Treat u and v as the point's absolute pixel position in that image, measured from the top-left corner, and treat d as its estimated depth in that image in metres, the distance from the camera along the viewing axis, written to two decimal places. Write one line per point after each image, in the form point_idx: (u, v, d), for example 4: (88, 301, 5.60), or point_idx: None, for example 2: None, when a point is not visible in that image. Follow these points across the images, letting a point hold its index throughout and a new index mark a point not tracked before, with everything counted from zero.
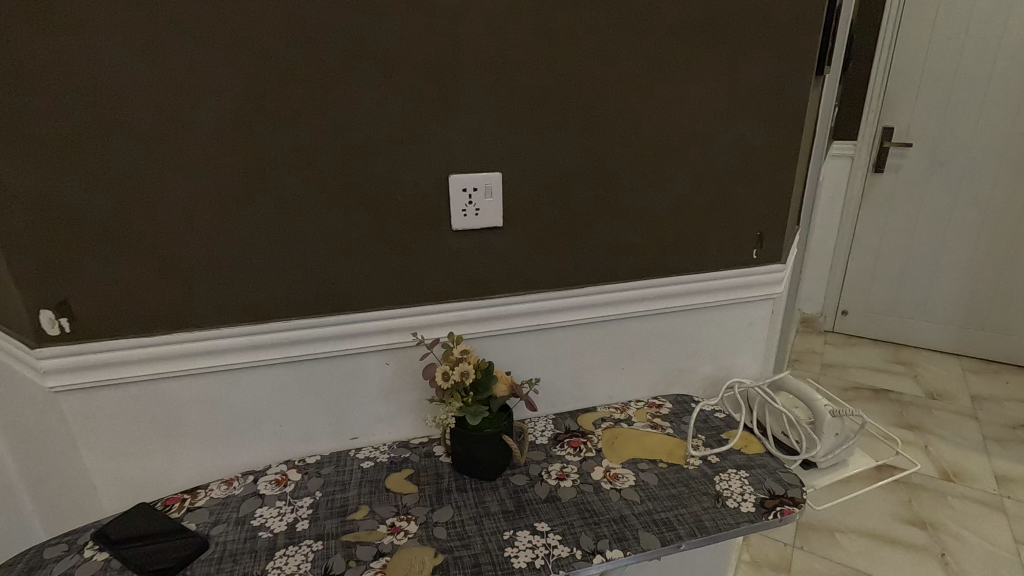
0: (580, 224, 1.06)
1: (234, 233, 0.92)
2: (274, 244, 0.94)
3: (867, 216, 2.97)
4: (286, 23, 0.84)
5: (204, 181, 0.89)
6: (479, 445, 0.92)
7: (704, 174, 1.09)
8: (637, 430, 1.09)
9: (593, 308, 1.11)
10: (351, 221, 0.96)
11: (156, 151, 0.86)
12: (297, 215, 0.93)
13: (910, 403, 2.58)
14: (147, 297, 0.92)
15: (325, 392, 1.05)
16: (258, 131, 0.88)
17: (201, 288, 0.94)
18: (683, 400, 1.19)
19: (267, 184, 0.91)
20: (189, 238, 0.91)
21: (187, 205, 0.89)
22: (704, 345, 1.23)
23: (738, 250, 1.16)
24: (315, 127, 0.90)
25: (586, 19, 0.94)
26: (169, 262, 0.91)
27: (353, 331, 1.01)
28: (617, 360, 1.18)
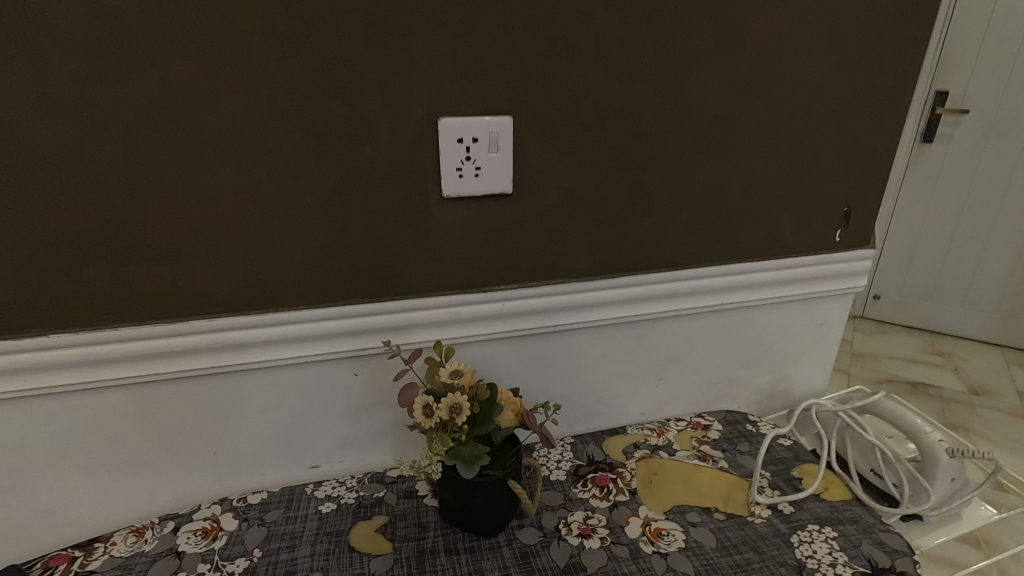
0: (614, 192, 0.78)
1: (137, 198, 0.65)
2: (195, 213, 0.67)
3: (911, 192, 2.67)
4: None
5: (83, 119, 0.61)
6: (478, 493, 0.67)
7: (784, 128, 0.81)
8: (682, 463, 0.85)
9: (627, 304, 0.85)
10: (303, 183, 0.69)
11: (7, 71, 0.58)
12: (225, 174, 0.66)
13: (952, 399, 2.32)
14: (10, 284, 0.65)
15: (275, 412, 0.79)
16: (159, 47, 0.60)
17: (91, 272, 0.67)
18: (735, 421, 0.94)
19: (181, 126, 0.64)
20: (65, 202, 0.63)
21: (59, 155, 0.61)
22: (764, 351, 0.97)
23: (818, 230, 0.89)
24: (248, 40, 0.62)
25: None
26: (37, 236, 0.64)
27: (308, 333, 0.75)
28: (654, 369, 0.92)
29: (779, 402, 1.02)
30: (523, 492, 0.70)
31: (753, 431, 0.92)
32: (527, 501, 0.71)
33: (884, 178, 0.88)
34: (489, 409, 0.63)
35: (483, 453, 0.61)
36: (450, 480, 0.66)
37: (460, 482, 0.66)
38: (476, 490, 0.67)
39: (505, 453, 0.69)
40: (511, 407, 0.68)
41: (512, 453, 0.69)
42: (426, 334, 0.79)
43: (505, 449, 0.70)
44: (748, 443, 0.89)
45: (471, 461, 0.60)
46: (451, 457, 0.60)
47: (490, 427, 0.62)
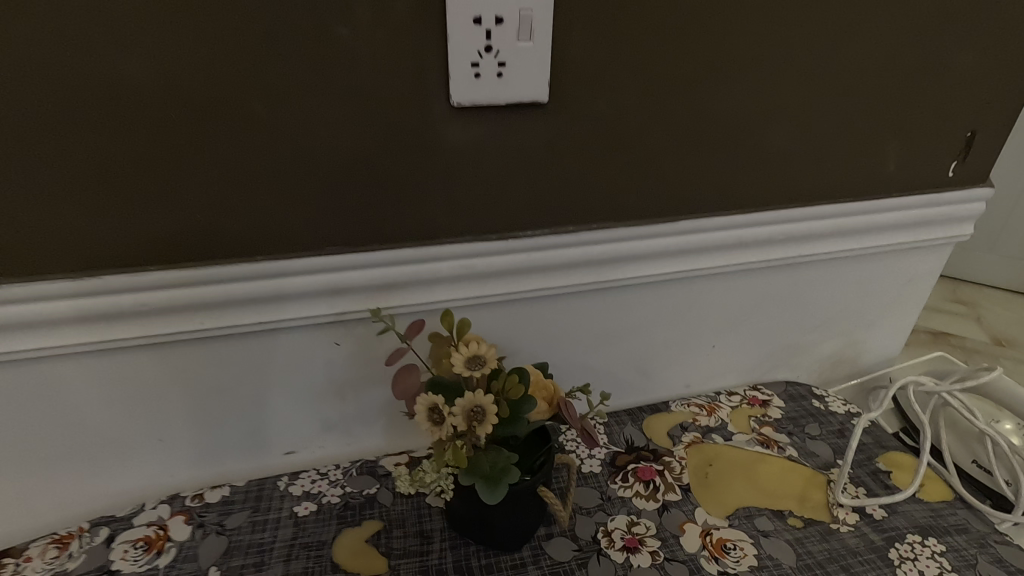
0: (682, 106, 0.58)
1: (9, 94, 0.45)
2: (99, 120, 0.47)
3: None
4: None
5: None
6: (500, 506, 0.51)
7: (912, 17, 0.60)
8: (741, 451, 0.69)
9: (685, 256, 0.66)
10: (254, 79, 0.48)
11: None
12: (136, 60, 0.46)
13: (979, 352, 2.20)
14: None
15: (237, 389, 0.62)
16: None
17: None
18: (799, 397, 0.78)
19: None
20: None
21: None
22: (838, 313, 0.80)
23: (928, 163, 0.69)
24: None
25: None
26: None
27: (272, 292, 0.56)
28: (708, 334, 0.75)
29: (844, 370, 0.86)
30: (555, 500, 0.54)
31: (822, 410, 0.76)
32: (558, 507, 0.56)
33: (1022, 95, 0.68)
34: (517, 403, 0.45)
35: (510, 468, 0.44)
36: (463, 491, 0.50)
37: (475, 494, 0.49)
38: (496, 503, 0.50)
39: (533, 453, 0.52)
40: (545, 395, 0.50)
41: (543, 452, 0.52)
42: (428, 293, 0.60)
43: (532, 446, 0.53)
44: (818, 426, 0.73)
45: (495, 481, 0.44)
46: (469, 476, 0.44)
47: (519, 429, 0.45)
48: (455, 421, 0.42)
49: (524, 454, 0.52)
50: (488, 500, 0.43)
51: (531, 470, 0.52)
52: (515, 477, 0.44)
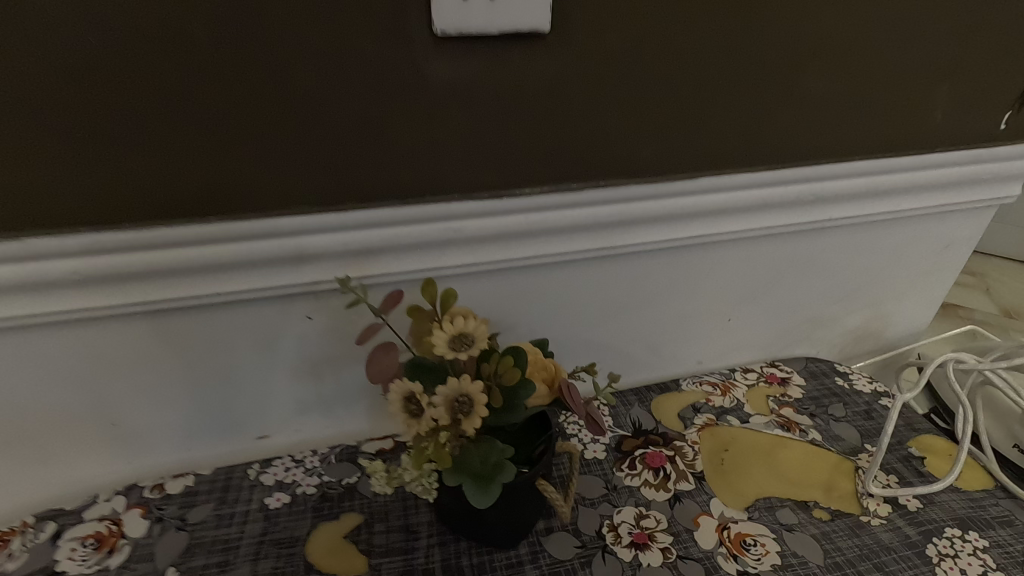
0: (705, 42, 0.50)
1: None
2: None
3: None
4: None
5: None
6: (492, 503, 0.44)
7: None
8: (759, 435, 0.63)
9: (703, 218, 0.59)
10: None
11: None
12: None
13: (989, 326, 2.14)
14: None
15: (196, 368, 0.55)
16: None
17: None
18: (820, 374, 0.72)
19: None
20: None
21: None
22: (865, 283, 0.73)
23: (979, 113, 0.61)
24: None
25: None
26: None
27: (229, 259, 0.49)
28: (724, 306, 0.68)
29: (867, 345, 0.80)
30: (557, 497, 0.48)
31: (846, 389, 0.70)
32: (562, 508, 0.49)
33: None
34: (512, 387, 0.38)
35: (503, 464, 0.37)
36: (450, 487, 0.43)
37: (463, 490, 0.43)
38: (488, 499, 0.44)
39: (530, 442, 0.46)
40: (543, 376, 0.44)
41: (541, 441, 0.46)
42: (411, 260, 0.53)
43: (529, 433, 0.46)
44: (842, 406, 0.67)
45: (485, 480, 0.37)
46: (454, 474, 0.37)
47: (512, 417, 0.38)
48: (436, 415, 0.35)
49: (520, 444, 0.46)
50: (476, 503, 0.37)
51: (528, 462, 0.45)
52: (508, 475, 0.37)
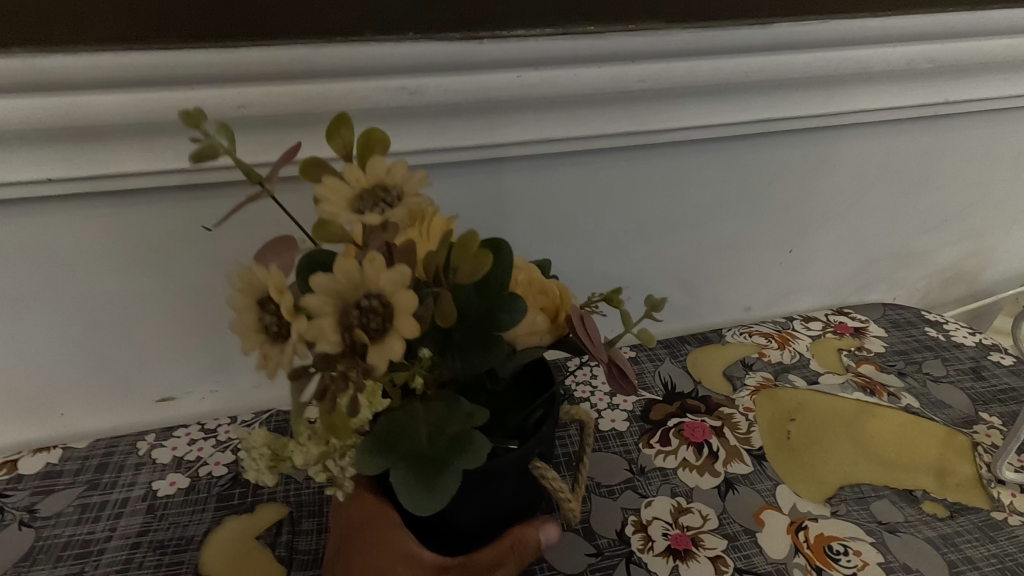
0: None
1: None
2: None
3: None
4: None
5: None
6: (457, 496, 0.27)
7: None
8: (835, 400, 0.46)
9: (778, 91, 0.41)
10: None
11: None
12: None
13: None
14: None
15: (47, 300, 0.38)
16: None
17: None
18: (905, 323, 0.55)
19: None
20: None
21: None
22: (968, 204, 0.55)
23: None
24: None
25: None
26: None
27: (57, 122, 0.31)
28: (786, 231, 0.51)
29: (956, 292, 0.63)
30: (563, 488, 0.29)
31: (942, 341, 0.53)
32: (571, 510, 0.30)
33: None
34: (487, 309, 0.25)
35: (462, 444, 0.24)
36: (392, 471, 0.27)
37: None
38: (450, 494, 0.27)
39: (519, 409, 0.30)
40: (543, 303, 0.26)
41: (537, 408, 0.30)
42: None
43: (519, 398, 0.30)
44: (940, 363, 0.51)
45: (434, 474, 0.24)
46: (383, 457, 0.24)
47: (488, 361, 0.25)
48: (307, 330, 0.19)
49: (504, 412, 0.30)
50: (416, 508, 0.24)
51: (518, 438, 0.29)
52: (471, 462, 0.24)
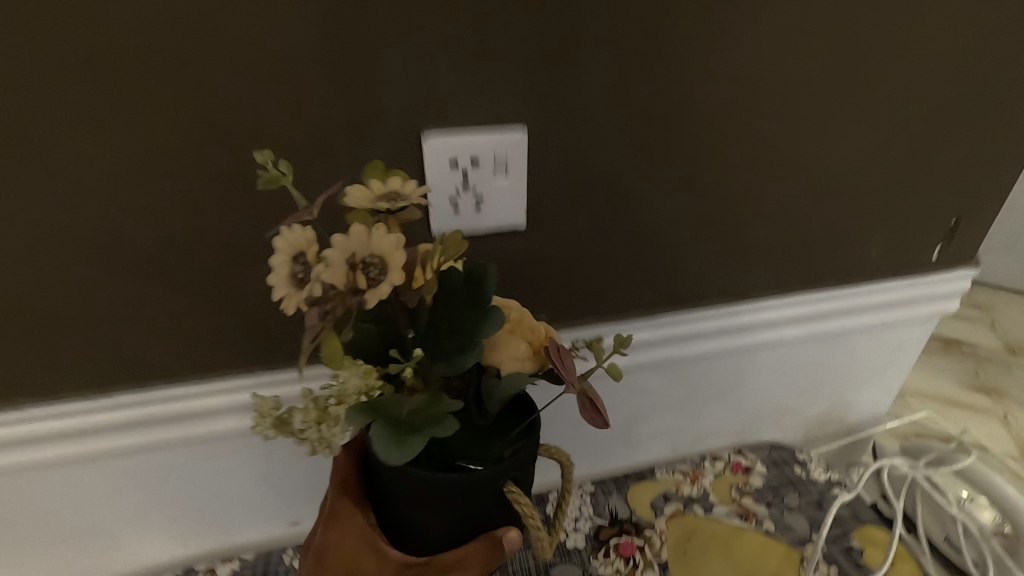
0: (651, 220, 0.63)
1: (45, 241, 0.49)
2: (128, 260, 0.51)
3: None
4: None
5: None
6: (444, 514, 0.44)
7: (880, 118, 0.65)
8: (720, 525, 0.72)
9: (669, 342, 0.70)
10: (269, 217, 0.53)
11: None
12: (167, 210, 0.50)
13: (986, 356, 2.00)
14: None
15: (242, 475, 0.66)
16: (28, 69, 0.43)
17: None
18: (782, 462, 0.81)
19: (78, 167, 0.47)
20: None
21: None
22: (823, 380, 0.82)
23: (911, 247, 0.73)
24: (180, 7, 0.44)
25: None
26: None
27: (274, 396, 0.61)
28: (692, 405, 0.79)
29: (831, 429, 0.88)
30: (534, 514, 0.43)
31: (802, 477, 0.78)
32: (539, 536, 0.45)
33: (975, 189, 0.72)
34: (475, 323, 0.41)
35: (430, 424, 0.40)
36: (412, 500, 0.44)
37: (425, 501, 0.43)
38: (449, 506, 0.43)
39: (496, 437, 0.45)
40: (529, 340, 0.43)
41: (509, 434, 0.46)
42: None
43: (499, 430, 0.46)
44: (797, 495, 0.76)
45: (405, 436, 0.39)
46: (372, 415, 0.40)
47: (461, 364, 0.40)
48: (326, 272, 0.35)
49: (489, 442, 0.45)
50: (383, 448, 0.39)
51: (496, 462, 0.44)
52: (435, 434, 0.39)
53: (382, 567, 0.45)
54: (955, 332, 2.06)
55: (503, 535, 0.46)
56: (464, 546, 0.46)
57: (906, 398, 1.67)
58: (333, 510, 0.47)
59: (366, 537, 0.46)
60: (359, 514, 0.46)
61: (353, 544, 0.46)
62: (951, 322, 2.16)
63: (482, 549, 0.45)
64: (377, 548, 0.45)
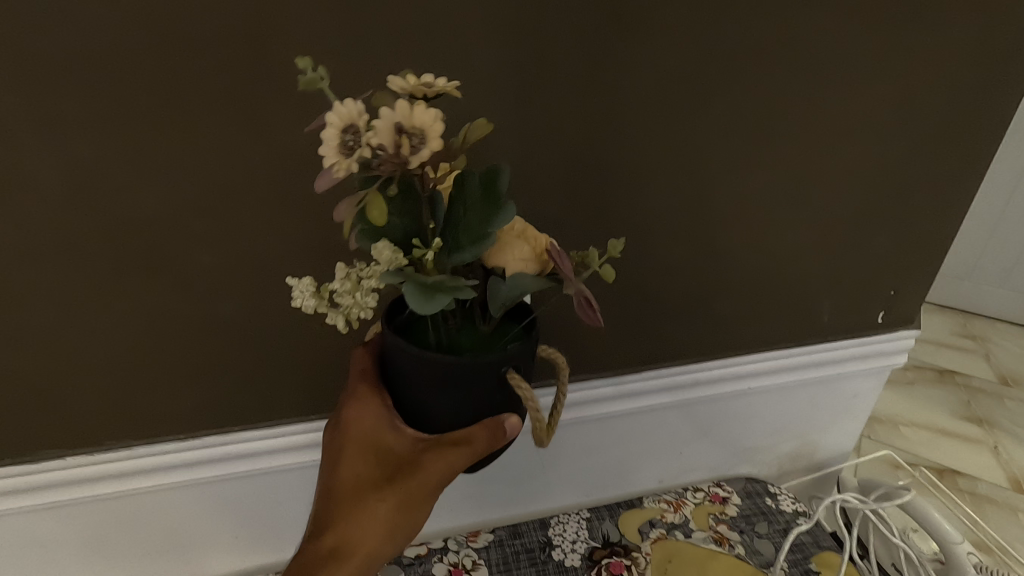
0: (633, 296, 0.77)
1: (165, 322, 0.64)
2: (222, 333, 0.66)
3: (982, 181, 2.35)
4: (214, 61, 0.54)
5: (109, 267, 0.60)
6: (452, 392, 0.49)
7: (815, 212, 0.80)
8: (697, 547, 0.83)
9: (653, 391, 0.84)
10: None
11: (36, 235, 0.57)
12: (253, 297, 0.65)
13: (979, 389, 1.96)
14: (37, 416, 0.65)
15: (295, 500, 0.79)
16: (168, 199, 0.59)
17: (111, 400, 0.66)
18: (755, 494, 0.92)
19: (194, 264, 0.62)
20: (83, 341, 0.63)
21: (76, 300, 0.60)
22: (790, 423, 0.95)
23: (846, 311, 0.88)
24: (281, 160, 0.60)
25: (661, 35, 0.64)
26: (60, 372, 0.63)
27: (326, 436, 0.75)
28: (676, 443, 0.91)
29: (801, 464, 1.00)
30: (533, 401, 0.48)
31: (772, 507, 0.90)
32: (536, 421, 0.50)
33: (903, 263, 0.88)
34: (489, 213, 0.45)
35: (453, 285, 0.42)
36: (424, 382, 0.49)
37: (435, 379, 0.48)
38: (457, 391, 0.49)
39: (498, 340, 0.50)
40: (533, 244, 0.47)
41: (511, 337, 0.51)
42: None
43: (500, 334, 0.51)
44: (766, 524, 0.87)
45: (432, 292, 0.41)
46: (401, 278, 0.42)
47: (480, 250, 0.44)
48: (375, 137, 0.40)
49: (489, 343, 0.50)
50: (413, 300, 0.40)
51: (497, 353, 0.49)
52: (458, 295, 0.42)
53: (398, 441, 0.50)
54: (953, 362, 2.10)
55: (504, 421, 0.50)
56: (471, 427, 0.50)
57: (895, 426, 1.75)
58: (354, 391, 0.53)
59: (382, 415, 0.51)
60: (375, 396, 0.52)
61: (369, 420, 0.51)
62: (945, 352, 2.17)
63: (487, 431, 0.50)
64: (392, 426, 0.51)
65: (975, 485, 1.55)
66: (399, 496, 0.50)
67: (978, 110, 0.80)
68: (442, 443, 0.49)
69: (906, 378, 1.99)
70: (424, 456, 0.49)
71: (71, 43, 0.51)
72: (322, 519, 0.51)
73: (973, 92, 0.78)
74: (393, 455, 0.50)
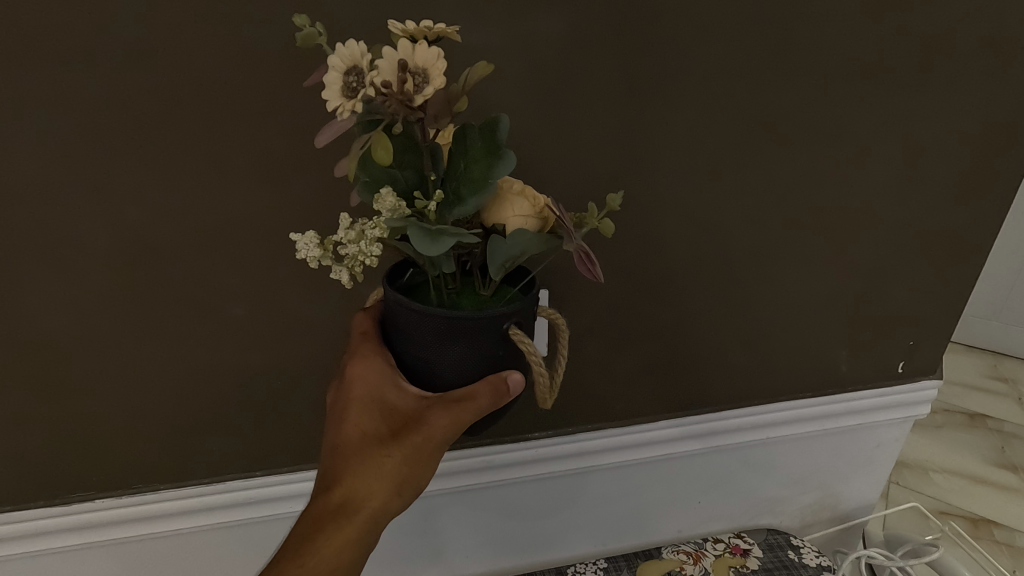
0: (649, 346, 0.78)
1: (199, 373, 0.67)
2: (251, 383, 0.69)
3: (1008, 221, 2.31)
4: (253, 134, 0.59)
5: (150, 321, 0.63)
6: (451, 348, 0.47)
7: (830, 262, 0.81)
8: None
9: (670, 441, 0.84)
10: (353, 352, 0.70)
11: (85, 293, 0.61)
12: (280, 346, 0.68)
13: (1014, 434, 1.88)
14: (75, 463, 0.68)
15: None
16: (206, 259, 0.62)
17: (145, 447, 0.69)
18: (776, 547, 0.89)
19: (227, 318, 0.65)
20: (122, 392, 0.66)
21: (119, 353, 0.64)
22: (811, 473, 0.93)
23: (865, 360, 0.88)
24: (312, 221, 0.63)
25: (673, 102, 0.67)
26: (100, 421, 0.66)
27: None
28: (694, 492, 0.90)
29: (824, 515, 0.98)
30: (532, 351, 0.47)
31: (796, 562, 0.86)
32: (540, 377, 0.49)
33: (921, 313, 0.88)
34: (490, 162, 0.42)
35: (459, 228, 0.40)
36: (425, 335, 0.47)
37: (438, 333, 0.46)
38: (457, 348, 0.47)
39: (494, 303, 0.48)
40: (532, 204, 0.44)
41: (508, 299, 0.49)
42: (457, 481, 0.79)
43: (497, 298, 0.49)
44: None
45: (438, 233, 0.40)
46: (405, 222, 0.40)
47: (482, 200, 0.42)
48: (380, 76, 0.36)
49: (485, 304, 0.48)
50: (421, 247, 0.39)
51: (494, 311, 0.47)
52: (464, 239, 0.40)
53: (399, 397, 0.48)
54: (985, 405, 2.04)
55: (508, 375, 0.47)
56: (472, 384, 0.48)
57: (925, 472, 1.70)
58: (354, 349, 0.51)
59: (383, 371, 0.49)
60: (377, 354, 0.50)
61: (370, 377, 0.49)
62: (977, 395, 2.10)
63: (489, 389, 0.47)
64: (397, 385, 0.48)
65: (1013, 537, 1.47)
66: (403, 452, 0.48)
67: (992, 163, 0.80)
68: (445, 401, 0.47)
69: (936, 422, 1.93)
70: (427, 413, 0.48)
71: (128, 121, 0.56)
72: (325, 478, 0.50)
73: (986, 149, 0.79)
74: (397, 412, 0.49)
